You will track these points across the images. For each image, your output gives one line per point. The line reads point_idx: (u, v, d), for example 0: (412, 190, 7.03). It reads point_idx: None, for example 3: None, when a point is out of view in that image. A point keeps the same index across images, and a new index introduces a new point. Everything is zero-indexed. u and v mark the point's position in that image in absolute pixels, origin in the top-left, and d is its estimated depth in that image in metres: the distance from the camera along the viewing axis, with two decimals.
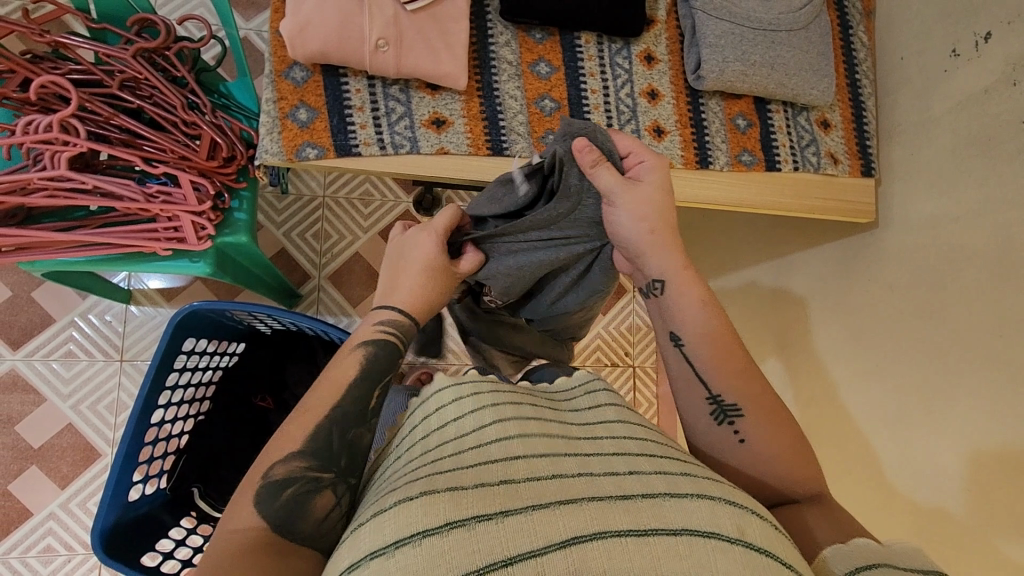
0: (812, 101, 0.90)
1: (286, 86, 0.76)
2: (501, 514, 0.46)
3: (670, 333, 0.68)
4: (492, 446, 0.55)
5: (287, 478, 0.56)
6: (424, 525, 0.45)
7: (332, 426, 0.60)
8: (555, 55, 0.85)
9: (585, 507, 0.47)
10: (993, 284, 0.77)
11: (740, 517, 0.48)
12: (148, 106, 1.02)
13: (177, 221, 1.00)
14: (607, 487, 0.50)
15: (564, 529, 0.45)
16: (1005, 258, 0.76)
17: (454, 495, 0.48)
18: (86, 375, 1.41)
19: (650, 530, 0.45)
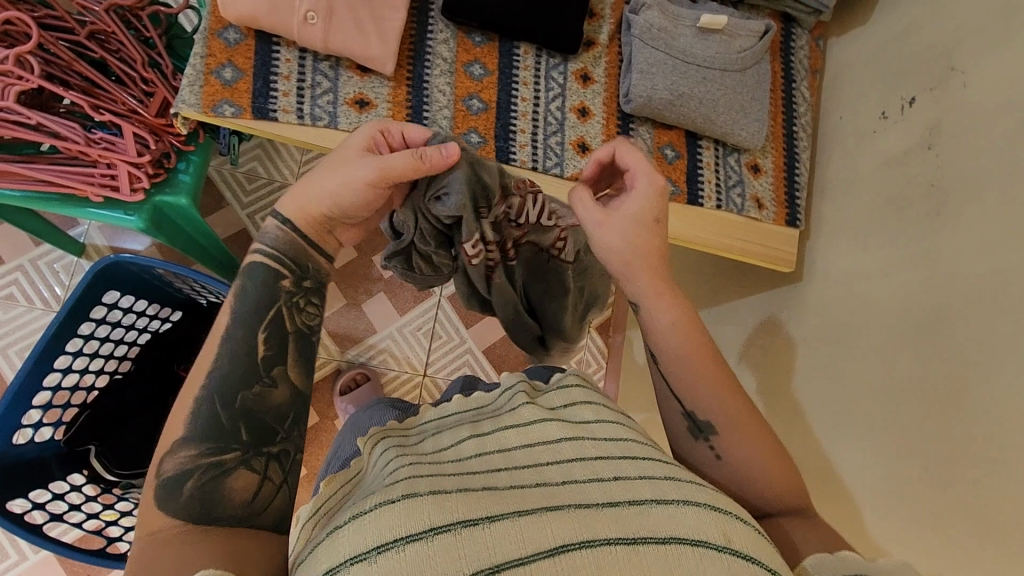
0: (740, 142, 0.91)
1: (217, 44, 0.78)
2: (487, 519, 0.40)
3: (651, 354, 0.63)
4: (473, 462, 0.52)
5: (181, 472, 0.47)
6: (408, 530, 0.39)
7: (217, 395, 0.50)
8: (491, 60, 0.87)
9: (571, 513, 0.42)
10: (893, 343, 0.76)
11: (726, 522, 0.43)
12: (112, 59, 1.05)
13: (115, 169, 1.02)
14: (593, 493, 0.45)
15: (553, 534, 0.40)
16: (907, 317, 0.75)
17: (438, 497, 0.42)
18: (21, 320, 1.41)
19: (641, 538, 0.40)
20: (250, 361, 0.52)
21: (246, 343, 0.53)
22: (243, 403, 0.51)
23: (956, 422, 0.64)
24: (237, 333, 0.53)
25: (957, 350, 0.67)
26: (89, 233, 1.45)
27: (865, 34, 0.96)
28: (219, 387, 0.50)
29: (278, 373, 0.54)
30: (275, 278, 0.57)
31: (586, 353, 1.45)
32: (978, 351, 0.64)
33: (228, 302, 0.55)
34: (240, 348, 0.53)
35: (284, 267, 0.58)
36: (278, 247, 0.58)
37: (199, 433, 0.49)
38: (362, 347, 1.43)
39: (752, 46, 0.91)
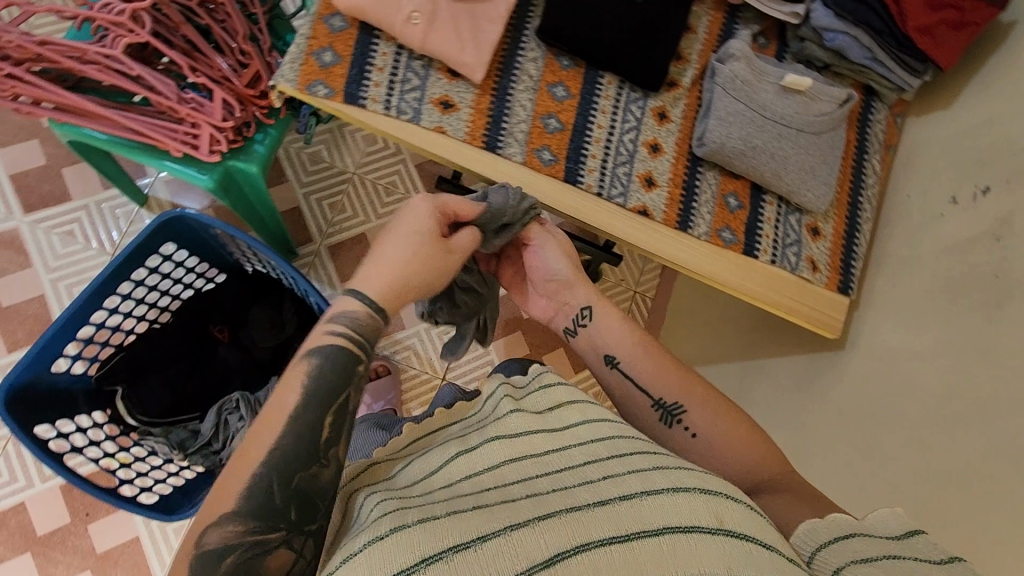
0: (804, 203, 0.92)
1: (322, 29, 0.83)
2: (479, 540, 0.43)
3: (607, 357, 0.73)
4: (463, 481, 0.54)
5: (224, 545, 0.49)
6: (407, 562, 0.42)
7: (275, 473, 0.51)
8: (575, 84, 0.90)
9: (562, 522, 0.44)
10: (935, 430, 0.74)
11: (717, 504, 0.46)
12: (216, 27, 1.11)
13: (198, 129, 1.07)
14: (582, 496, 0.47)
15: (545, 543, 0.43)
16: (952, 405, 0.74)
17: (428, 526, 0.45)
18: (76, 258, 1.46)
19: (634, 534, 0.43)
20: (309, 441, 0.53)
21: (311, 427, 0.53)
22: (297, 483, 0.51)
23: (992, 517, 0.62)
24: (304, 413, 0.54)
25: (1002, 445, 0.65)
26: (154, 186, 1.51)
27: (946, 118, 0.96)
28: (274, 470, 0.51)
29: (334, 452, 0.54)
30: (350, 360, 0.58)
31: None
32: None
33: (298, 378, 0.56)
34: (301, 430, 0.53)
35: (355, 345, 0.59)
36: (357, 331, 0.59)
37: (251, 510, 0.50)
38: (390, 342, 1.45)
39: (831, 112, 0.91)
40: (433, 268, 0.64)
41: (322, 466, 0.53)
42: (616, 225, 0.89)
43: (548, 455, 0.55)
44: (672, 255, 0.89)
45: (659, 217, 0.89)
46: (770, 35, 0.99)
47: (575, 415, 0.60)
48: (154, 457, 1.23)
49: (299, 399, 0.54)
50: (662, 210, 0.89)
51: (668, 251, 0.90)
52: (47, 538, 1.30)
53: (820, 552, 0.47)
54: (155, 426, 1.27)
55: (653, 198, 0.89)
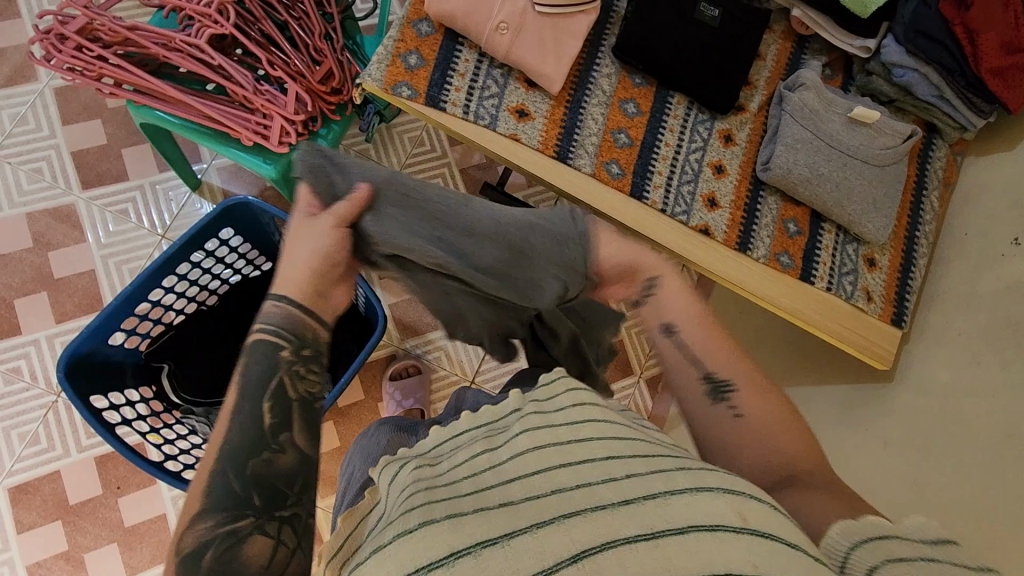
0: (864, 233, 0.93)
1: (410, 32, 0.86)
2: (505, 536, 0.41)
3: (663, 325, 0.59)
4: (485, 472, 0.49)
5: (198, 545, 0.44)
6: (428, 558, 0.39)
7: (231, 467, 0.47)
8: (645, 102, 0.92)
9: (586, 519, 0.41)
10: (993, 467, 0.75)
11: (741, 503, 0.43)
12: (294, 24, 1.15)
13: (270, 120, 1.10)
14: (604, 493, 0.43)
15: (571, 542, 0.40)
16: (1009, 442, 0.74)
17: (453, 524, 0.42)
18: (127, 236, 1.50)
19: (657, 533, 0.40)
20: (253, 429, 0.48)
21: (251, 414, 0.49)
22: (254, 470, 0.47)
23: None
24: (241, 405, 0.49)
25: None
26: (207, 171, 1.55)
27: (1009, 160, 0.97)
28: (227, 455, 0.47)
29: (288, 438, 0.50)
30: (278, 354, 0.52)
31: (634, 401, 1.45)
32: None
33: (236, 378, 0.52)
34: (246, 422, 0.49)
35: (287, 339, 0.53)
36: (283, 327, 0.53)
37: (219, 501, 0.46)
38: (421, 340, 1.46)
39: (895, 146, 0.93)
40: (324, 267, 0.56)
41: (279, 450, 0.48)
42: (678, 242, 0.90)
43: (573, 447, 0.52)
44: (729, 274, 0.91)
45: (720, 237, 0.91)
46: (837, 67, 1.01)
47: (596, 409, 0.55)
48: (194, 437, 1.24)
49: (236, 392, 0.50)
50: (723, 230, 0.91)
51: (725, 270, 0.91)
52: (79, 508, 1.32)
53: (856, 554, 0.42)
54: (197, 406, 1.30)
55: (715, 218, 0.91)
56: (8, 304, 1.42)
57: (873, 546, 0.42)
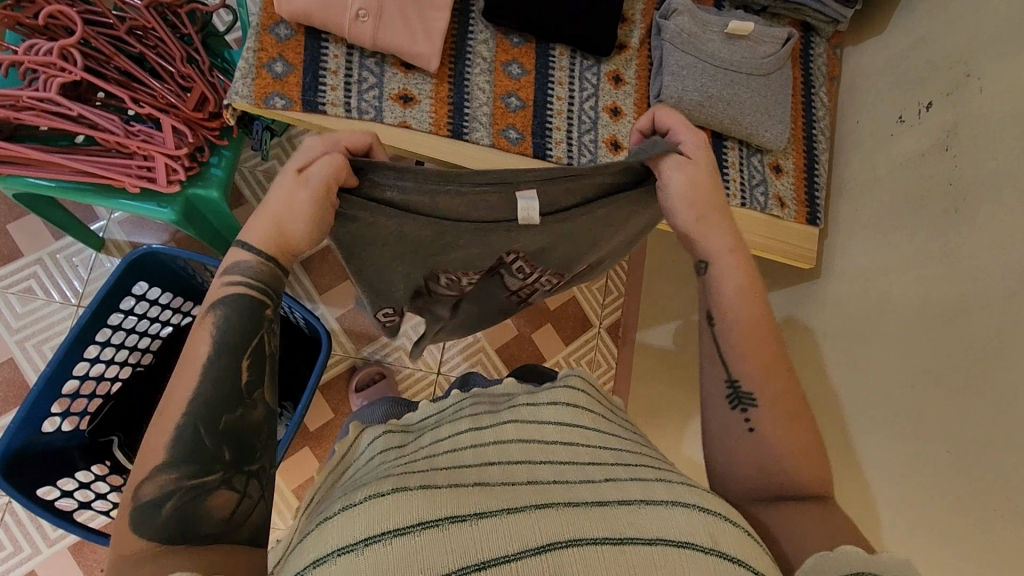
0: (764, 143, 0.95)
1: (268, 39, 0.81)
2: (476, 516, 0.44)
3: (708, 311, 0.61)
4: (469, 454, 0.55)
5: (161, 493, 0.45)
6: (395, 523, 0.42)
7: (201, 420, 0.47)
8: (528, 60, 0.91)
9: (560, 512, 0.45)
10: (913, 335, 0.80)
11: (713, 523, 0.46)
12: (151, 54, 1.08)
13: (152, 161, 1.04)
14: (583, 493, 0.48)
15: (540, 534, 0.43)
16: (926, 310, 0.79)
17: (427, 493, 0.46)
18: (39, 314, 1.41)
19: (627, 538, 0.43)
20: (227, 384, 0.49)
21: (228, 370, 0.50)
22: (227, 425, 0.48)
23: (982, 410, 0.68)
24: (219, 358, 0.50)
25: (976, 341, 0.71)
26: (109, 227, 1.46)
27: (882, 43, 1.01)
28: (208, 408, 0.48)
29: (260, 394, 0.51)
30: (255, 305, 0.53)
31: (597, 353, 1.47)
32: (1001, 341, 0.68)
33: (202, 330, 0.51)
34: (223, 373, 0.49)
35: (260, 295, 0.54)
36: (254, 277, 0.54)
37: (182, 455, 0.46)
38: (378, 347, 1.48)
39: (775, 52, 0.95)
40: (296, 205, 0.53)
41: (255, 403, 0.50)
42: None
43: (556, 446, 0.57)
44: None
45: None
46: None
47: (582, 418, 0.62)
48: None
49: (212, 347, 0.50)
50: None
51: None
52: None
53: None
54: None
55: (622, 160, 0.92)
56: None
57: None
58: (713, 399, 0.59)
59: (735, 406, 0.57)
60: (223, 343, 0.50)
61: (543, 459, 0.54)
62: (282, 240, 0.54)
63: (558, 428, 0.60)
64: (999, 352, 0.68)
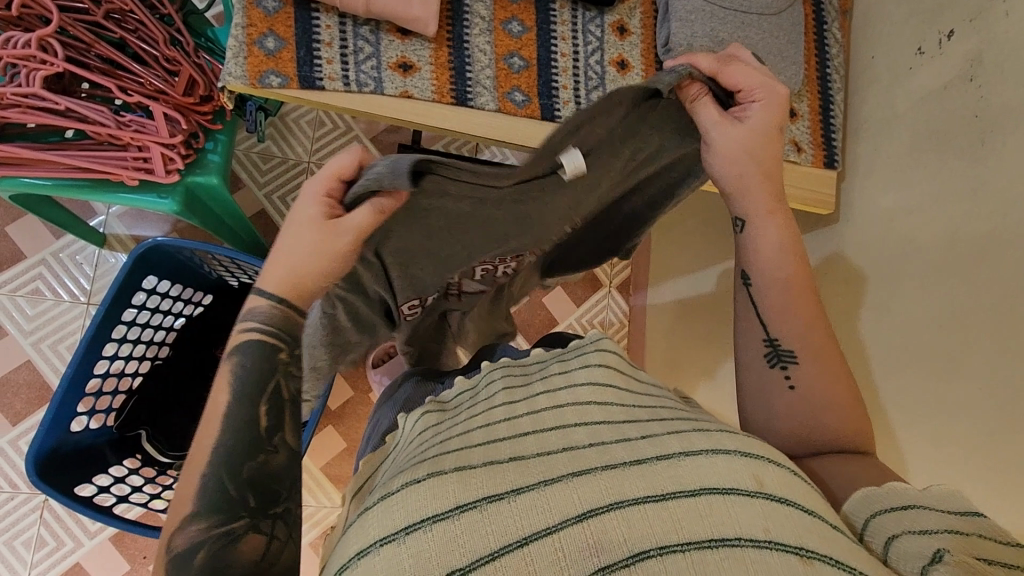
0: (778, 87, 0.91)
1: (256, 14, 0.77)
2: (512, 492, 0.41)
3: (742, 271, 0.64)
4: (501, 427, 0.52)
5: (190, 545, 0.45)
6: (431, 510, 0.41)
7: (223, 470, 0.47)
8: (528, 16, 0.87)
9: (599, 476, 0.42)
10: (941, 274, 0.79)
11: (756, 467, 0.44)
12: (133, 39, 1.04)
13: (147, 152, 1.01)
14: (619, 453, 0.45)
15: (581, 500, 0.40)
16: (953, 248, 0.78)
17: (460, 476, 0.43)
18: (50, 315, 1.40)
19: (670, 494, 0.41)
20: (247, 432, 0.49)
21: (245, 419, 0.49)
22: (250, 474, 0.47)
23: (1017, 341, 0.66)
24: (238, 409, 0.49)
25: (1007, 277, 0.70)
26: (109, 223, 1.43)
27: None
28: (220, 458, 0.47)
29: (281, 438, 0.51)
30: (273, 351, 0.53)
31: (609, 312, 1.47)
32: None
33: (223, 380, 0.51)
34: (241, 424, 0.49)
35: (275, 340, 0.54)
36: (270, 327, 0.54)
37: (209, 506, 0.46)
38: None
39: None
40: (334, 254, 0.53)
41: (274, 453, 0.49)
42: None
43: (587, 407, 0.52)
44: None
45: None
46: None
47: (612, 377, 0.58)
48: None
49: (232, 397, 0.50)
50: None
51: None
52: None
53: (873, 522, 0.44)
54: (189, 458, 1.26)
55: None
56: None
57: (899, 515, 0.43)
58: (752, 358, 0.61)
59: (773, 363, 0.60)
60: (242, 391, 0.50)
61: (575, 422, 0.50)
62: (300, 284, 0.55)
63: (591, 391, 0.55)
64: None
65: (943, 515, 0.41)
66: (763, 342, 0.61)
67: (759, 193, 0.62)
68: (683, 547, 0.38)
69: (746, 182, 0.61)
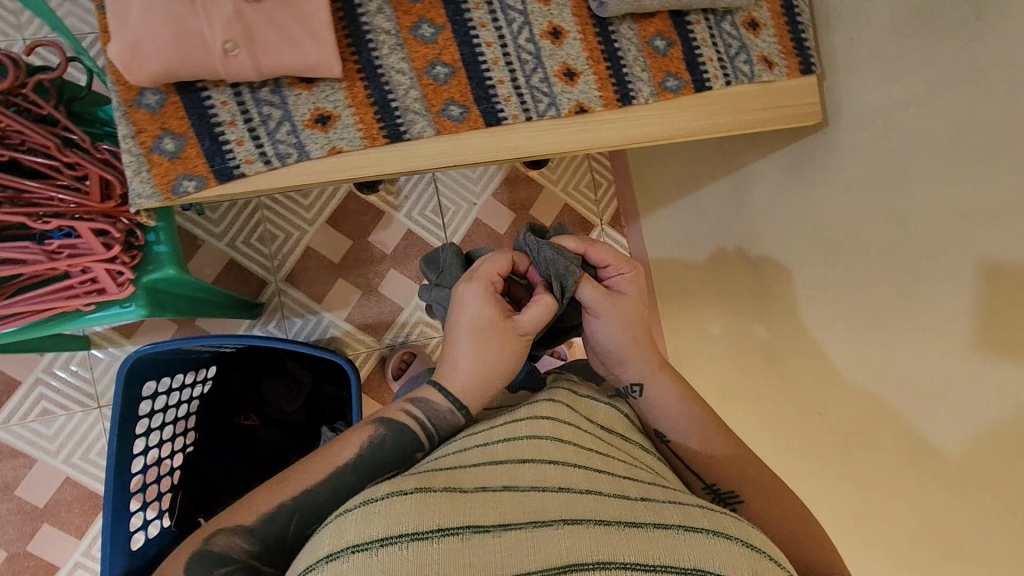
0: (733, 3, 0.80)
1: (142, 116, 0.67)
2: (500, 528, 0.48)
3: (656, 432, 0.72)
4: (498, 451, 0.59)
5: (224, 553, 0.54)
6: (413, 527, 0.47)
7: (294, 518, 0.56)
8: (436, 12, 0.75)
9: (589, 530, 0.49)
10: (949, 175, 0.73)
11: (755, 560, 0.50)
12: (23, 155, 0.91)
13: (91, 272, 0.93)
14: (617, 512, 0.51)
15: (568, 552, 0.47)
16: (959, 143, 0.72)
17: (454, 500, 0.50)
18: (69, 429, 1.38)
19: (655, 566, 0.47)
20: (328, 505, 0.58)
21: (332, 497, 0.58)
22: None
23: None
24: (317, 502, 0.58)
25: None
26: None
27: None
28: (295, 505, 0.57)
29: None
30: (412, 445, 0.63)
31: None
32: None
33: (357, 437, 0.62)
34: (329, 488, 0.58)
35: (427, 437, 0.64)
36: (432, 421, 0.65)
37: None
38: (397, 329, 1.58)
39: None
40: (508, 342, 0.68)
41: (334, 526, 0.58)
42: (559, 140, 0.80)
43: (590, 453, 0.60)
44: (620, 139, 0.82)
45: (598, 105, 0.80)
46: None
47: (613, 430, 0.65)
48: None
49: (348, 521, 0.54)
50: (598, 96, 0.79)
51: (617, 135, 0.82)
52: None
53: None
54: None
55: (583, 89, 0.79)
56: (23, 554, 1.36)
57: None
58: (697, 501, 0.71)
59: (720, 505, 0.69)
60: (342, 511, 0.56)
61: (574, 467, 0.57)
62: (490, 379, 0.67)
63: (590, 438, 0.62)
64: None
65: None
66: (704, 490, 0.70)
67: (640, 358, 0.71)
68: None
69: (636, 348, 0.71)
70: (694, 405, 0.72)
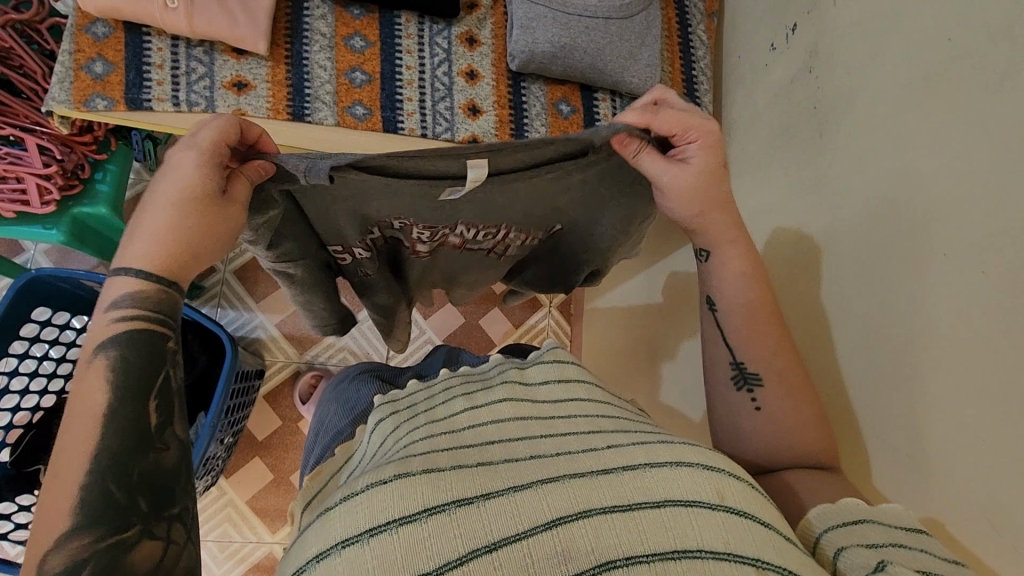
0: (634, 90, 0.89)
1: (85, 39, 0.78)
2: (482, 497, 0.36)
3: (705, 296, 0.63)
4: (467, 433, 0.45)
5: (72, 564, 0.39)
6: (399, 511, 0.35)
7: (108, 470, 0.42)
8: (372, 31, 0.86)
9: (566, 485, 0.37)
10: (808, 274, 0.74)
11: (716, 479, 0.38)
12: (15, 75, 1.03)
13: (23, 183, 1.01)
14: (586, 463, 0.39)
15: (549, 507, 0.35)
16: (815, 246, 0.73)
17: (431, 476, 0.37)
18: None
19: (636, 505, 0.36)
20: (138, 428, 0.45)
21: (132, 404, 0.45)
22: (141, 474, 0.43)
23: (906, 338, 0.58)
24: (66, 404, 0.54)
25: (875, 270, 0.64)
26: (35, 258, 1.36)
27: None
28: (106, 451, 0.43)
29: (172, 433, 0.47)
30: (157, 337, 0.49)
31: (547, 334, 1.51)
32: (909, 263, 0.59)
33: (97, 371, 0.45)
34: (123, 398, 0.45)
35: (154, 323, 0.49)
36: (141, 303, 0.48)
37: (79, 495, 0.41)
38: (322, 348, 1.48)
39: None
40: (196, 227, 0.49)
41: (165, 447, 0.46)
42: None
43: (556, 419, 0.47)
44: None
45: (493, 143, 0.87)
46: None
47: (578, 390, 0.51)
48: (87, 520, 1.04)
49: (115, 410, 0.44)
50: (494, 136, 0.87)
51: None
52: None
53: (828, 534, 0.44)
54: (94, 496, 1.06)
55: (482, 125, 0.87)
56: None
57: (847, 530, 0.43)
58: (720, 381, 0.60)
59: (740, 386, 0.59)
60: (126, 390, 0.45)
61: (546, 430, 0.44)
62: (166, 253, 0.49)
63: (556, 404, 0.49)
64: (894, 285, 0.60)
65: (890, 529, 0.43)
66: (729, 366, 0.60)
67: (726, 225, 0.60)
68: (649, 557, 0.34)
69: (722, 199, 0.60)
70: (774, 328, 0.59)
